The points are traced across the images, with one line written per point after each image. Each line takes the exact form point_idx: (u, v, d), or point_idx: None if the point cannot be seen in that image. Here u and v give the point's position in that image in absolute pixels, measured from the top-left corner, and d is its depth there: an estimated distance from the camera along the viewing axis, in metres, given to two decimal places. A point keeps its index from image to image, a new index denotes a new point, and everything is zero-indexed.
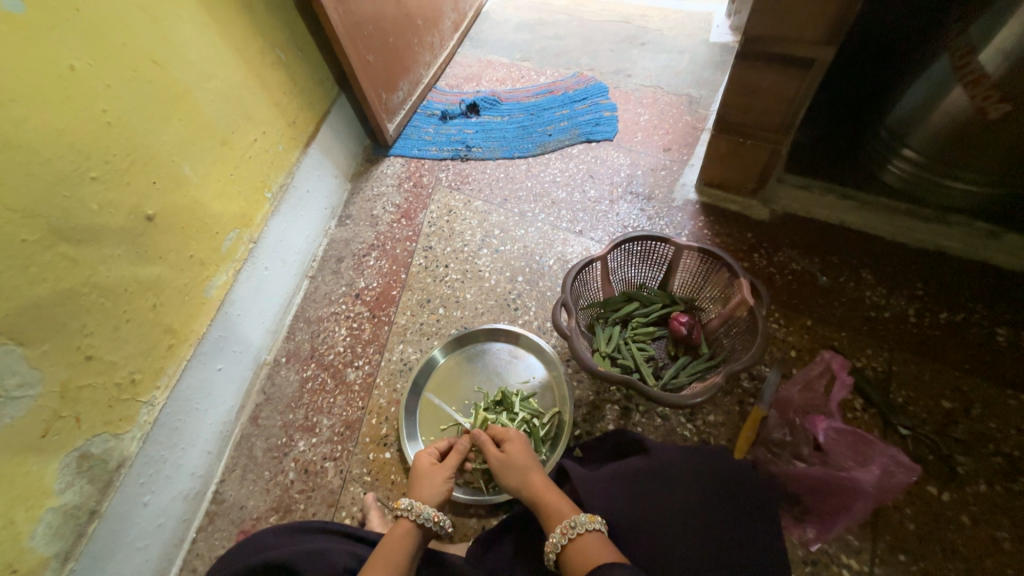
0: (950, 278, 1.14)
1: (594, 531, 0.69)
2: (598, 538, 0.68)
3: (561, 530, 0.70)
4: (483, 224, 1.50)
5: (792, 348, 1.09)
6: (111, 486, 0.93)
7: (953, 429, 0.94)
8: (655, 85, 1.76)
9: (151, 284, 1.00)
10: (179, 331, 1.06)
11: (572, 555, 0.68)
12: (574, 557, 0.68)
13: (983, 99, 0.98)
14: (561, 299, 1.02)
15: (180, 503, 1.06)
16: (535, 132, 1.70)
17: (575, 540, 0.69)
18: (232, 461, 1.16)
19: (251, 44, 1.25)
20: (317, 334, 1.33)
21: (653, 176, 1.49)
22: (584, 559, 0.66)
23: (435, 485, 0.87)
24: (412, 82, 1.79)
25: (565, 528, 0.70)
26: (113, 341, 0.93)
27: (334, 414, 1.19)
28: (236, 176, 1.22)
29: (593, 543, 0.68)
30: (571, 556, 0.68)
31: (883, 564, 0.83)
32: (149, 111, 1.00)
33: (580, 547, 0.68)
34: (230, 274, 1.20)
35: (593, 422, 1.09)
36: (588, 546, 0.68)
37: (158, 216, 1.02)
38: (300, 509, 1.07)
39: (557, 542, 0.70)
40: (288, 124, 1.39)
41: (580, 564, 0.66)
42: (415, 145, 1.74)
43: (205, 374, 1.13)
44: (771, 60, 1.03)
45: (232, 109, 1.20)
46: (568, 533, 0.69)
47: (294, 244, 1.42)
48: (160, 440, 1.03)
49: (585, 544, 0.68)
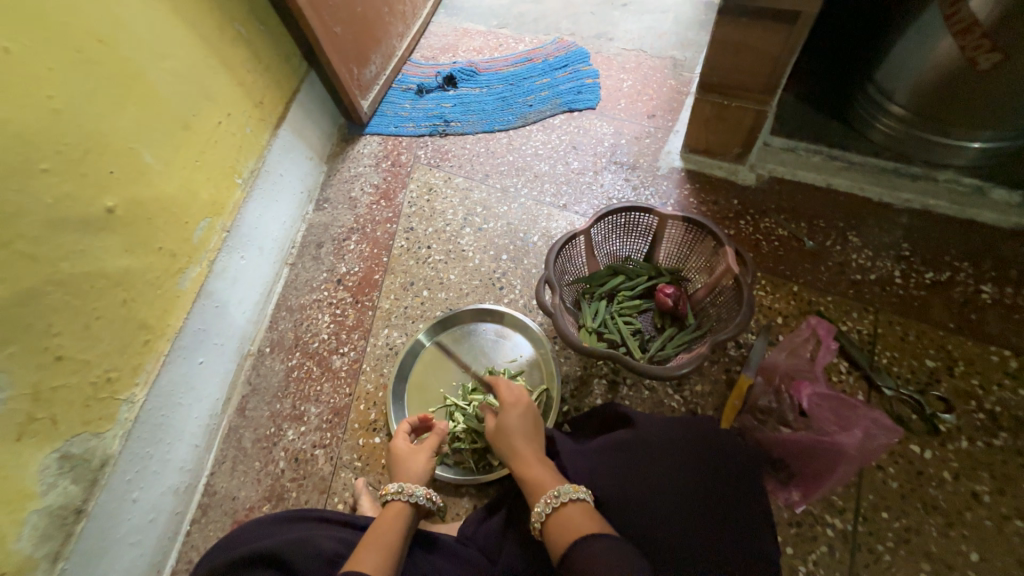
0: (937, 236, 1.13)
1: (578, 500, 0.69)
2: (582, 508, 0.68)
3: (545, 499, 0.70)
4: (465, 202, 1.46)
5: (779, 315, 1.08)
6: (97, 485, 0.92)
7: (936, 388, 0.95)
8: (638, 48, 1.69)
9: (119, 278, 0.97)
10: (155, 326, 1.04)
11: (556, 525, 0.68)
12: (558, 527, 0.67)
13: (974, 49, 0.94)
14: (545, 276, 1.00)
15: (170, 497, 1.06)
16: (515, 103, 1.64)
17: (559, 509, 0.69)
18: (222, 453, 1.15)
19: (208, 18, 1.17)
20: (300, 323, 1.31)
21: (637, 145, 1.45)
22: (568, 528, 0.66)
23: (418, 466, 0.90)
24: (384, 55, 1.71)
25: (549, 497, 0.70)
26: (84, 340, 0.91)
27: (321, 401, 1.18)
28: (202, 162, 1.16)
29: (577, 513, 0.68)
30: (555, 527, 0.67)
31: (866, 522, 0.85)
32: (100, 96, 0.94)
33: (564, 516, 0.68)
34: (204, 265, 1.16)
35: (581, 398, 1.09)
36: (572, 516, 0.67)
37: (119, 207, 0.97)
38: (292, 497, 1.07)
39: (541, 512, 0.70)
40: (254, 104, 1.32)
41: (564, 531, 0.66)
42: (391, 122, 1.67)
43: (186, 369, 1.11)
44: (755, 16, 0.98)
45: (192, 90, 1.13)
46: (551, 503, 0.69)
47: (269, 231, 1.37)
48: (145, 437, 1.01)
49: (568, 513, 0.68)
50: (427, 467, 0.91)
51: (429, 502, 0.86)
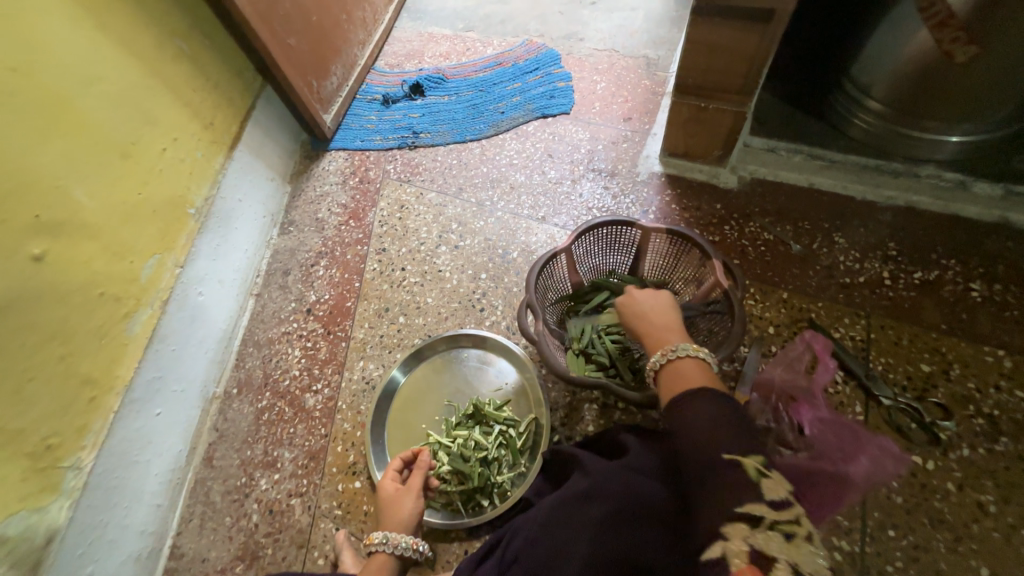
0: (922, 234, 1.11)
1: (696, 358, 0.72)
2: (701, 363, 0.71)
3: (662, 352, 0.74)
4: (439, 219, 1.38)
5: (770, 325, 1.04)
6: (41, 564, 0.83)
7: (933, 393, 0.92)
8: (610, 48, 1.63)
9: (54, 333, 0.87)
10: (100, 379, 0.94)
11: (670, 373, 0.72)
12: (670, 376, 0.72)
13: (951, 42, 0.91)
14: (526, 300, 0.94)
15: (131, 566, 0.96)
16: (486, 111, 1.57)
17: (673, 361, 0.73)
18: (188, 510, 1.06)
19: (143, 35, 1.07)
20: (269, 359, 1.22)
21: (615, 150, 1.40)
22: (680, 378, 0.71)
23: (404, 513, 0.84)
24: (346, 65, 1.62)
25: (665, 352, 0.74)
26: (16, 407, 0.81)
27: (295, 445, 1.10)
28: (146, 194, 1.06)
29: (691, 366, 0.71)
30: (669, 375, 0.72)
31: (874, 542, 0.81)
32: (16, 130, 0.84)
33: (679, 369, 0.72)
34: (155, 306, 1.07)
35: (573, 425, 1.03)
36: (687, 370, 0.71)
37: (48, 254, 0.87)
38: (268, 554, 0.99)
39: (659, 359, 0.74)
40: (204, 126, 1.22)
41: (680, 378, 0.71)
42: (357, 136, 1.59)
43: (142, 422, 1.01)
44: (729, 16, 0.94)
45: (129, 115, 1.03)
46: (667, 355, 0.74)
47: (229, 262, 1.28)
48: (97, 503, 0.92)
49: (681, 367, 0.72)
50: (415, 510, 0.85)
51: (416, 552, 0.82)
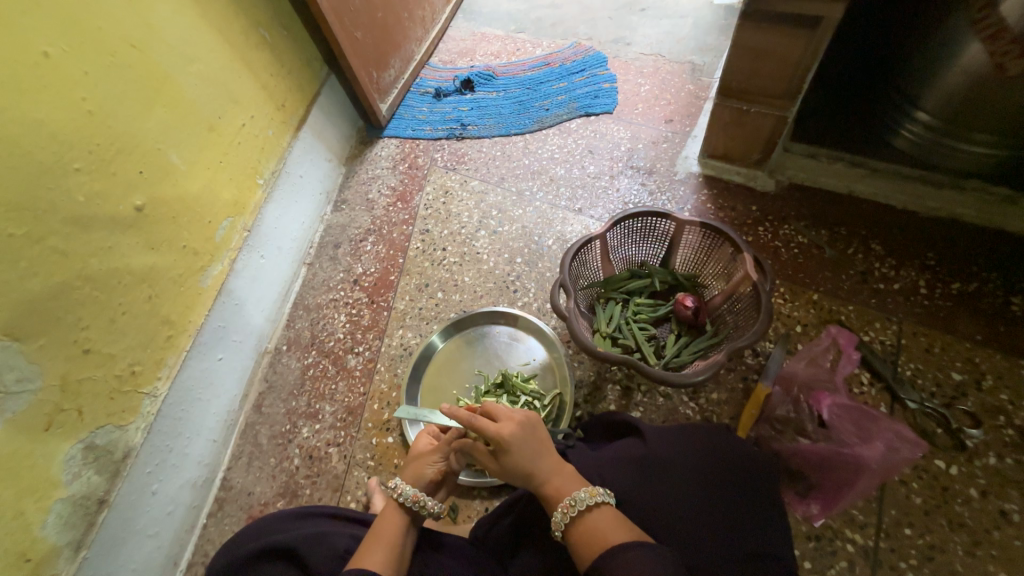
0: (964, 247, 1.11)
1: (598, 507, 0.64)
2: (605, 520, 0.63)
3: (563, 508, 0.64)
4: (480, 205, 1.46)
5: (798, 323, 1.07)
6: (119, 475, 0.94)
7: (962, 401, 0.93)
8: (656, 52, 1.68)
9: (145, 275, 0.99)
10: (177, 322, 1.06)
11: (581, 532, 0.63)
12: (582, 537, 0.63)
13: (1003, 55, 0.90)
14: (560, 280, 0.99)
15: (188, 490, 1.08)
16: (531, 107, 1.65)
17: (579, 517, 0.64)
18: (239, 448, 1.17)
19: (233, 24, 1.20)
20: (317, 322, 1.33)
21: (654, 150, 1.44)
22: (592, 538, 0.62)
23: (422, 469, 0.79)
24: (403, 59, 1.73)
25: (567, 506, 0.64)
26: (111, 334, 0.93)
27: (336, 400, 1.20)
28: (225, 163, 1.19)
29: (601, 521, 0.63)
30: (579, 534, 0.63)
31: (887, 537, 0.84)
32: (130, 97, 0.97)
33: (587, 525, 0.63)
34: (225, 263, 1.19)
35: (595, 403, 1.09)
36: (596, 525, 0.63)
37: (147, 206, 0.99)
38: (305, 494, 1.09)
39: (560, 522, 0.64)
40: (276, 107, 1.35)
41: (591, 538, 0.62)
42: (409, 126, 1.69)
43: (206, 364, 1.13)
44: (777, 21, 0.97)
45: (217, 93, 1.16)
46: (570, 511, 0.63)
47: (289, 231, 1.39)
48: (165, 430, 1.04)
49: (591, 521, 0.63)
50: (436, 476, 0.79)
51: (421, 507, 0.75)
